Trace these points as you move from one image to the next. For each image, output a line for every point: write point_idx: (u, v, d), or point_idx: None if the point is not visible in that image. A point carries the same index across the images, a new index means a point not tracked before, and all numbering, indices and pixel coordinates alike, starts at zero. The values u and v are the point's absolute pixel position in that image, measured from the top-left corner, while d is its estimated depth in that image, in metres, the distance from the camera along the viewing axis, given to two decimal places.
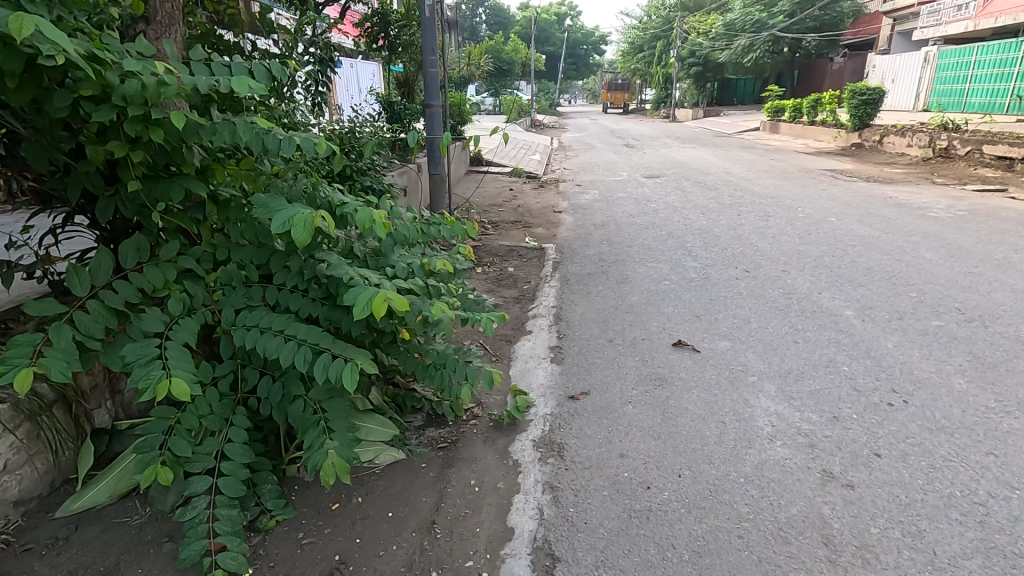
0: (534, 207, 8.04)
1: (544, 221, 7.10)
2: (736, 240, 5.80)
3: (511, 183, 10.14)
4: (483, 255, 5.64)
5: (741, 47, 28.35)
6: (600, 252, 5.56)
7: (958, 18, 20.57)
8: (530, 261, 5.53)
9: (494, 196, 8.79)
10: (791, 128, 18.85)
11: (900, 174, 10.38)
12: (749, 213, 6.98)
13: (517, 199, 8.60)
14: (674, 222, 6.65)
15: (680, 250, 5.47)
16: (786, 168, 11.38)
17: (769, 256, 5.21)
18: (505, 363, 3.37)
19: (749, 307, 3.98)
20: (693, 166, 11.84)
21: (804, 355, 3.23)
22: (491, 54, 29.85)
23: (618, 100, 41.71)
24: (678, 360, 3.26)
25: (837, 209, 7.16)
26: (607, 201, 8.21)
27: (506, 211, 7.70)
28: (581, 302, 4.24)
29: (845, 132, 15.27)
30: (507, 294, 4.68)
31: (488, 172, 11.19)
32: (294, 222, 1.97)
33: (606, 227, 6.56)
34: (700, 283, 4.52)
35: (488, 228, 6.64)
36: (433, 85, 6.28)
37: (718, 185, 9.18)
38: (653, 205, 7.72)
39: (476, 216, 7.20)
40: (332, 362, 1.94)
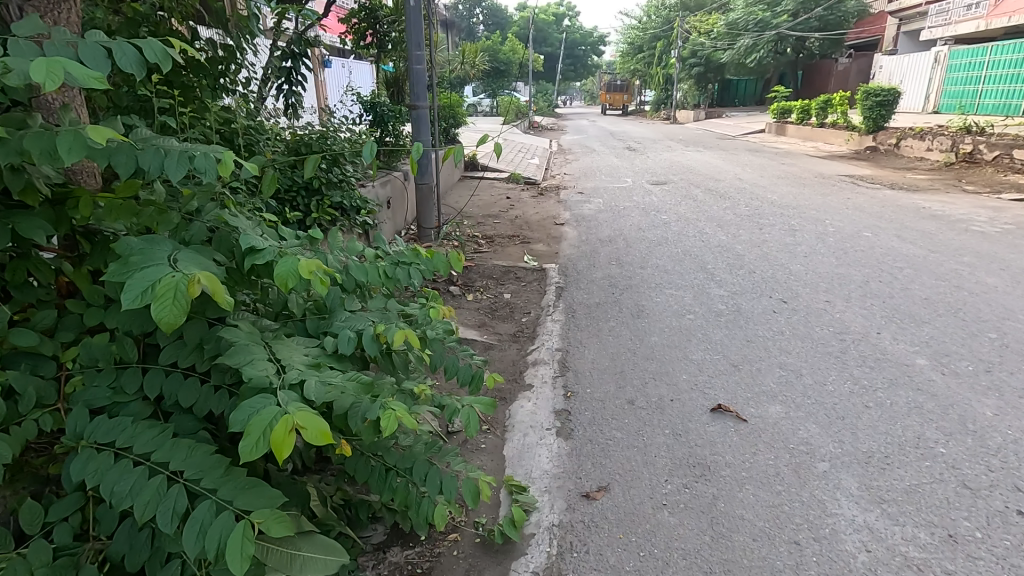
0: (533, 218, 7.33)
1: (545, 235, 6.39)
2: (763, 260, 5.09)
3: (508, 190, 9.43)
4: (474, 279, 4.94)
5: (743, 47, 27.66)
6: (609, 275, 4.85)
7: (969, 17, 19.92)
8: (530, 285, 4.82)
9: (489, 205, 8.06)
10: (799, 130, 18.17)
11: (925, 180, 9.68)
12: (772, 227, 6.27)
13: (515, 209, 7.89)
14: (690, 237, 5.94)
15: (702, 273, 4.76)
16: (801, 174, 10.68)
17: (806, 282, 4.50)
18: (499, 435, 2.65)
19: (796, 354, 3.27)
20: (701, 170, 11.14)
21: (883, 428, 2.51)
22: (487, 54, 29.17)
23: (617, 101, 40.93)
24: (720, 433, 2.55)
25: (870, 221, 6.45)
26: (613, 211, 7.50)
27: (503, 223, 6.98)
28: (591, 342, 3.53)
29: (857, 135, 14.58)
30: (502, 329, 3.97)
31: (483, 177, 10.48)
32: (156, 291, 1.23)
33: (615, 243, 5.85)
34: (731, 318, 3.80)
35: (482, 244, 5.94)
36: (419, 88, 5.58)
37: (733, 193, 8.48)
38: (663, 216, 7.03)
39: (469, 229, 6.50)
40: (213, 517, 1.21)
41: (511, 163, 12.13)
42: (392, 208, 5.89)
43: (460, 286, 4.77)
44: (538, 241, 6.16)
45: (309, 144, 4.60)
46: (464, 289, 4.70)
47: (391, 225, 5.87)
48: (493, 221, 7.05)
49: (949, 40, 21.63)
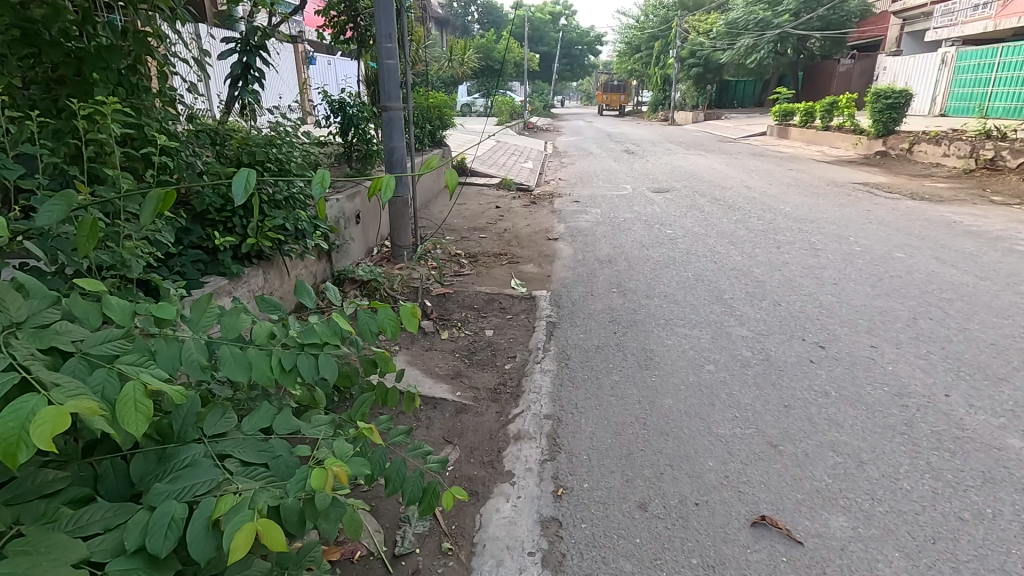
0: (524, 231, 6.62)
1: (537, 253, 5.68)
2: (787, 288, 4.41)
3: (498, 198, 8.73)
4: (452, 310, 4.23)
5: (744, 47, 27.19)
6: (610, 306, 4.15)
7: (976, 17, 19.36)
8: (516, 319, 4.12)
9: (477, 216, 7.35)
10: (803, 133, 17.54)
11: (946, 189, 9.03)
12: (791, 246, 5.59)
13: (504, 221, 7.18)
14: (700, 258, 5.25)
15: (718, 305, 4.06)
16: (812, 180, 10.02)
17: (843, 318, 3.81)
18: (464, 562, 1.94)
19: (850, 426, 2.57)
20: (705, 177, 10.45)
21: (995, 562, 1.82)
22: (481, 52, 28.48)
23: (614, 101, 40.24)
24: (770, 567, 1.84)
25: (900, 238, 5.79)
26: (612, 223, 6.81)
27: (491, 237, 6.28)
28: (588, 406, 2.83)
29: (866, 139, 13.96)
30: (480, 382, 3.26)
31: (472, 183, 9.78)
32: None
33: (616, 264, 5.15)
34: (760, 371, 3.11)
35: (465, 264, 5.23)
36: (396, 93, 4.87)
37: (742, 203, 7.80)
38: (669, 231, 6.34)
39: (451, 246, 5.79)
40: None
41: (503, 167, 11.43)
42: (361, 223, 5.20)
43: (434, 319, 4.07)
44: (528, 260, 5.46)
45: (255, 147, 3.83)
46: (440, 325, 3.99)
47: (361, 242, 5.17)
48: (478, 234, 6.34)
49: (956, 41, 21.05)
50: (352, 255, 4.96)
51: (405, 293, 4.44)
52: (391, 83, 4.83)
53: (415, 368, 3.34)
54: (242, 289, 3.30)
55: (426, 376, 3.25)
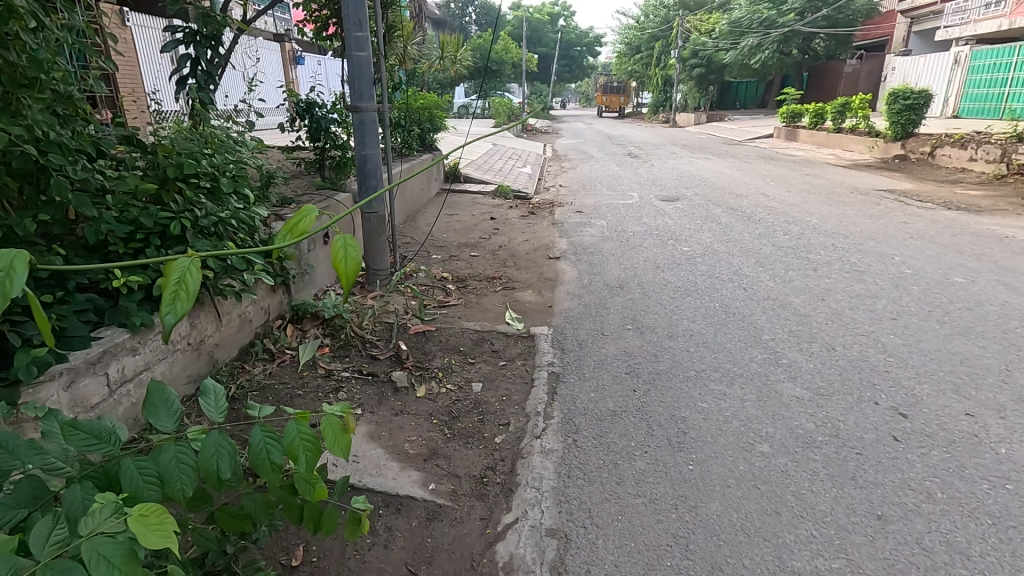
0: (520, 248, 5.86)
1: (536, 276, 4.93)
2: (837, 326, 3.66)
3: (493, 208, 7.99)
4: (433, 355, 3.48)
5: (748, 47, 26.50)
6: (626, 349, 3.41)
7: (989, 16, 18.68)
8: (511, 365, 3.37)
9: (468, 230, 6.59)
10: (813, 136, 16.84)
11: (981, 196, 8.31)
12: (829, 268, 4.85)
13: (499, 235, 6.42)
14: (726, 284, 4.51)
15: (758, 351, 3.31)
16: (832, 187, 9.29)
17: (918, 368, 3.06)
18: None
19: (979, 556, 1.83)
20: (717, 183, 9.71)
21: None
22: (478, 53, 27.80)
23: (614, 103, 39.54)
24: None
25: (952, 258, 5.05)
26: (620, 239, 6.07)
27: (483, 255, 5.53)
28: (608, 517, 2.07)
29: (882, 142, 13.24)
30: (462, 465, 2.50)
31: (466, 191, 9.03)
32: None
33: (627, 292, 4.39)
34: (830, 454, 2.36)
35: (451, 290, 4.48)
36: (371, 94, 4.09)
37: (762, 214, 7.05)
38: (686, 248, 5.60)
39: (436, 267, 5.04)
40: None
41: (499, 173, 10.69)
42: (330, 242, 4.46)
43: (409, 368, 3.32)
44: (525, 285, 4.70)
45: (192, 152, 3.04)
46: (416, 376, 3.23)
47: (328, 265, 4.42)
48: (467, 253, 5.58)
49: (969, 41, 20.35)
50: (316, 281, 4.22)
51: (377, 332, 3.69)
52: (364, 82, 4.03)
53: (378, 446, 2.59)
54: (151, 344, 2.56)
55: (392, 458, 2.50)
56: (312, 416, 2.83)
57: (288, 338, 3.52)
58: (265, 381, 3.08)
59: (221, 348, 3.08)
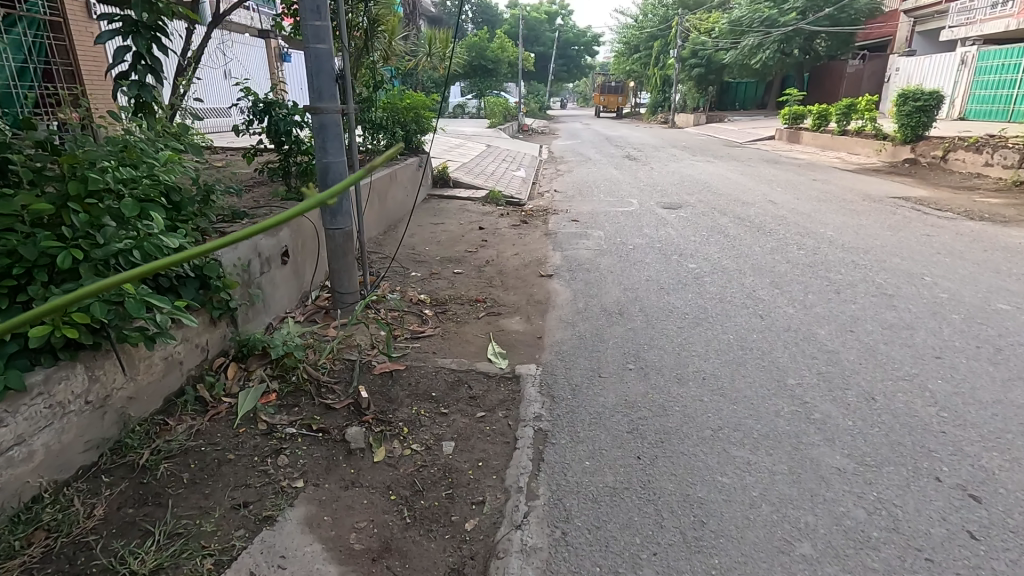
0: (509, 264, 5.32)
1: (525, 298, 4.39)
2: (874, 366, 3.13)
3: (482, 216, 7.46)
4: (400, 403, 2.95)
5: (748, 46, 26.00)
6: (627, 397, 2.88)
7: (995, 16, 18.23)
8: (489, 417, 2.83)
9: (453, 242, 6.04)
10: (816, 138, 16.35)
11: (1002, 204, 7.82)
12: (854, 290, 4.34)
13: (486, 248, 5.88)
14: (740, 311, 3.98)
15: (784, 401, 2.79)
16: (843, 193, 8.79)
17: (979, 426, 2.54)
18: None
19: None
20: (720, 188, 9.21)
21: None
22: (474, 52, 27.24)
23: (613, 103, 39.08)
24: None
25: (988, 278, 4.55)
26: (619, 253, 5.54)
27: (467, 273, 4.99)
28: None
29: (891, 145, 12.74)
30: (422, 567, 1.97)
31: (454, 197, 8.50)
32: None
33: (627, 320, 3.86)
34: (892, 561, 1.84)
35: (426, 318, 3.94)
36: (333, 93, 3.53)
37: (772, 225, 6.54)
38: (691, 265, 5.08)
39: (413, 287, 4.50)
40: None
41: (491, 177, 10.17)
42: (289, 262, 3.93)
43: (368, 421, 2.78)
44: (512, 309, 4.16)
45: (104, 160, 2.46)
46: (375, 434, 2.69)
47: (285, 288, 3.89)
48: (450, 269, 5.04)
49: (975, 41, 19.90)
50: (270, 309, 3.68)
51: (335, 373, 3.15)
52: (325, 79, 3.47)
53: (317, 539, 2.06)
54: (25, 412, 2.00)
55: (332, 560, 1.97)
56: (239, 492, 2.28)
57: (227, 383, 2.98)
58: (190, 442, 2.53)
59: (136, 402, 2.53)
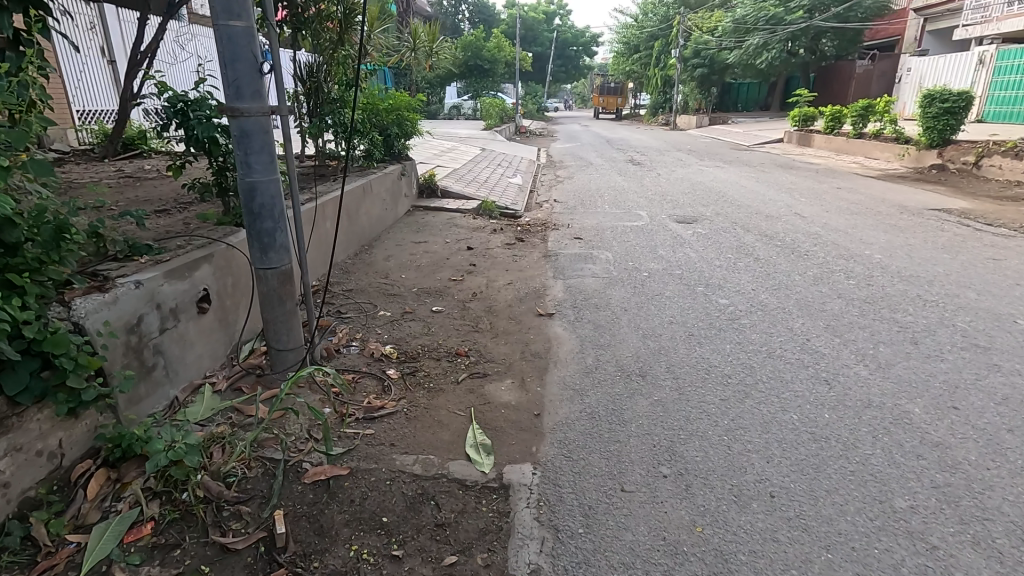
0: (499, 296, 4.41)
1: (518, 349, 3.48)
2: (1009, 474, 2.22)
3: (473, 232, 6.55)
4: (333, 538, 2.02)
5: (753, 46, 25.10)
6: (665, 535, 1.97)
7: (1013, 13, 17.38)
8: (461, 564, 1.91)
9: (435, 267, 5.12)
10: (830, 141, 15.48)
11: None
12: (934, 339, 3.44)
13: (474, 274, 4.96)
14: (796, 373, 3.07)
15: (900, 546, 1.89)
16: (874, 204, 7.91)
17: None
18: None
19: None
20: (738, 198, 8.32)
21: None
22: (469, 51, 26.40)
23: (611, 104, 38.43)
24: None
25: None
26: (632, 284, 4.64)
27: (448, 310, 4.07)
28: None
29: (914, 150, 11.87)
30: None
31: (443, 208, 7.59)
32: None
33: (651, 387, 2.96)
34: None
35: (388, 384, 3.01)
36: (256, 88, 2.59)
37: (807, 246, 5.65)
38: (721, 300, 4.18)
39: (377, 336, 3.58)
40: None
41: (485, 185, 9.28)
42: (210, 310, 3.01)
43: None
44: (503, 366, 3.25)
45: None
46: None
47: (205, 348, 2.97)
48: (427, 307, 4.13)
49: (993, 40, 19.02)
50: (177, 378, 2.76)
51: (244, 484, 2.21)
52: (244, 69, 2.53)
53: None
54: None
55: None
56: None
57: (82, 507, 2.04)
58: None
59: None
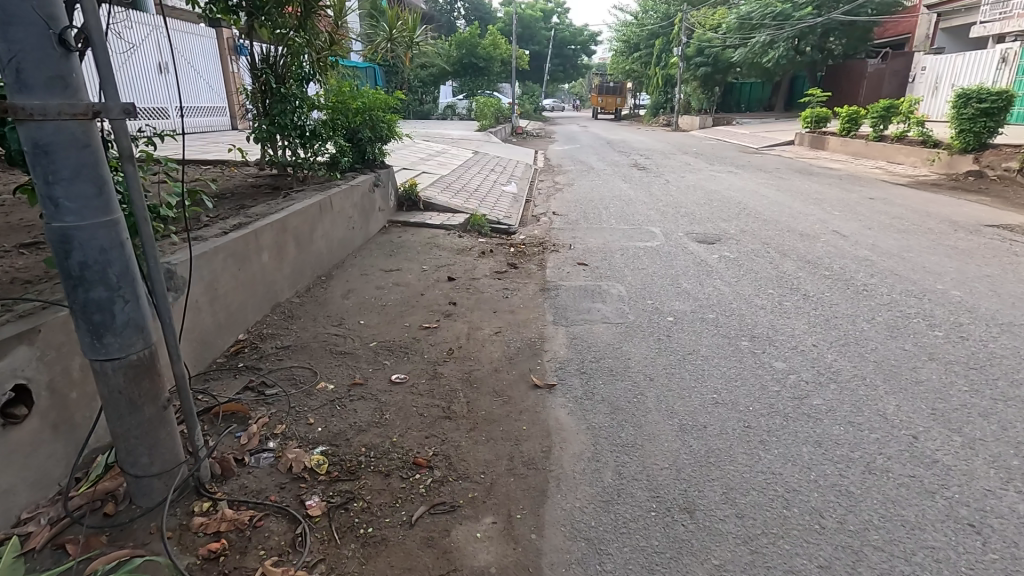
0: (483, 355, 3.37)
1: (505, 452, 2.44)
2: None
3: (457, 255, 5.51)
4: None
5: (759, 44, 24.05)
6: None
7: None
8: None
9: (404, 309, 4.07)
10: (846, 145, 14.50)
11: None
12: None
13: (453, 319, 3.92)
14: (922, 508, 2.04)
15: None
16: (921, 219, 6.89)
17: None
18: None
19: None
20: (763, 212, 7.29)
21: None
22: (465, 49, 25.32)
23: (610, 104, 37.46)
24: None
25: None
26: (656, 335, 3.60)
27: (413, 381, 3.03)
28: None
29: (946, 155, 10.88)
30: None
31: (424, 224, 6.55)
32: None
33: (707, 540, 1.93)
34: None
35: (304, 530, 1.97)
36: (54, 73, 1.54)
37: (863, 277, 4.63)
38: (776, 364, 3.16)
39: (307, 432, 2.53)
40: None
41: (475, 195, 8.24)
42: (30, 417, 1.96)
43: None
44: (481, 488, 2.21)
45: None
46: None
47: (19, 477, 1.92)
48: (385, 375, 3.08)
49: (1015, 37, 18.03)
50: None
51: None
52: (30, 37, 1.49)
53: None
54: None
55: None
56: None
57: None
58: None
59: None
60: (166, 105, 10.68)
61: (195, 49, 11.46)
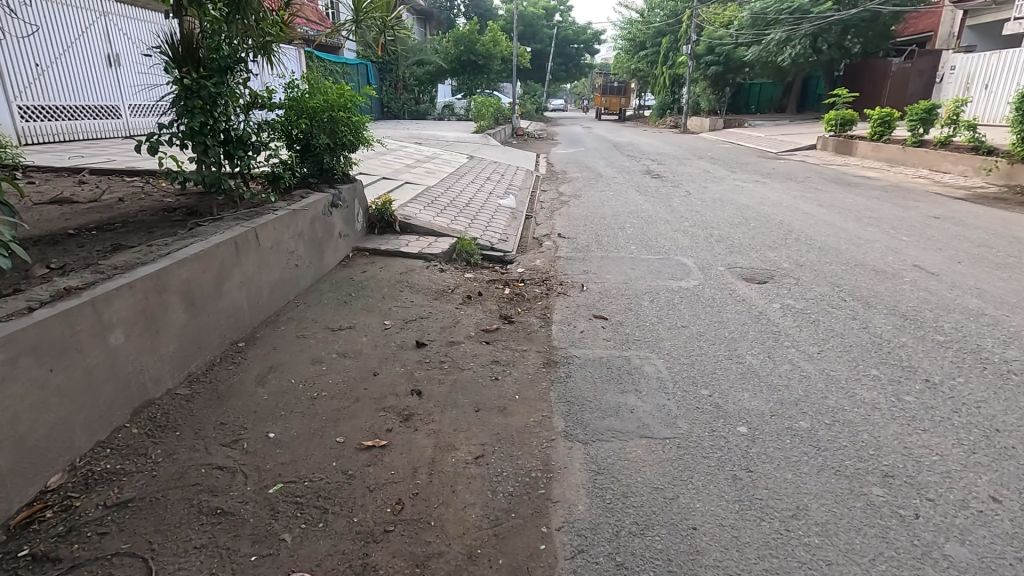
0: (452, 516, 2.03)
1: None
2: None
3: (433, 300, 4.18)
4: None
5: (774, 41, 22.60)
6: None
7: None
8: None
9: (342, 405, 2.74)
10: (879, 150, 13.16)
11: None
12: None
13: (413, 425, 2.59)
14: None
15: None
16: (1016, 247, 5.55)
17: None
18: None
19: None
20: (815, 237, 5.95)
21: None
22: (461, 46, 23.84)
23: (615, 104, 36.15)
24: None
25: None
26: (730, 471, 2.27)
27: None
28: None
29: (1006, 163, 9.57)
30: None
31: (398, 252, 5.22)
32: None
33: None
34: None
35: None
36: None
37: (997, 348, 3.29)
38: (955, 554, 1.83)
39: None
40: None
41: (465, 210, 6.90)
42: None
43: None
44: None
45: None
46: None
47: None
48: None
49: None
50: None
51: None
52: None
53: None
54: None
55: None
56: None
57: None
58: None
59: None
60: (114, 100, 9.35)
61: (149, 36, 10.07)
